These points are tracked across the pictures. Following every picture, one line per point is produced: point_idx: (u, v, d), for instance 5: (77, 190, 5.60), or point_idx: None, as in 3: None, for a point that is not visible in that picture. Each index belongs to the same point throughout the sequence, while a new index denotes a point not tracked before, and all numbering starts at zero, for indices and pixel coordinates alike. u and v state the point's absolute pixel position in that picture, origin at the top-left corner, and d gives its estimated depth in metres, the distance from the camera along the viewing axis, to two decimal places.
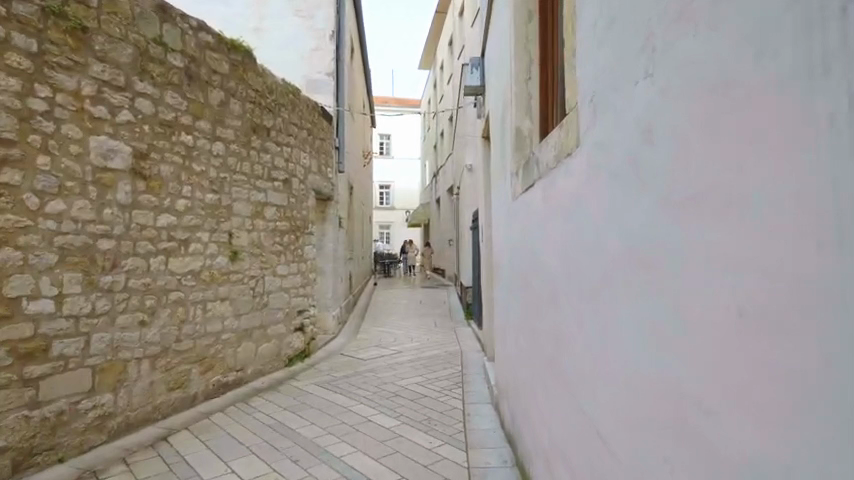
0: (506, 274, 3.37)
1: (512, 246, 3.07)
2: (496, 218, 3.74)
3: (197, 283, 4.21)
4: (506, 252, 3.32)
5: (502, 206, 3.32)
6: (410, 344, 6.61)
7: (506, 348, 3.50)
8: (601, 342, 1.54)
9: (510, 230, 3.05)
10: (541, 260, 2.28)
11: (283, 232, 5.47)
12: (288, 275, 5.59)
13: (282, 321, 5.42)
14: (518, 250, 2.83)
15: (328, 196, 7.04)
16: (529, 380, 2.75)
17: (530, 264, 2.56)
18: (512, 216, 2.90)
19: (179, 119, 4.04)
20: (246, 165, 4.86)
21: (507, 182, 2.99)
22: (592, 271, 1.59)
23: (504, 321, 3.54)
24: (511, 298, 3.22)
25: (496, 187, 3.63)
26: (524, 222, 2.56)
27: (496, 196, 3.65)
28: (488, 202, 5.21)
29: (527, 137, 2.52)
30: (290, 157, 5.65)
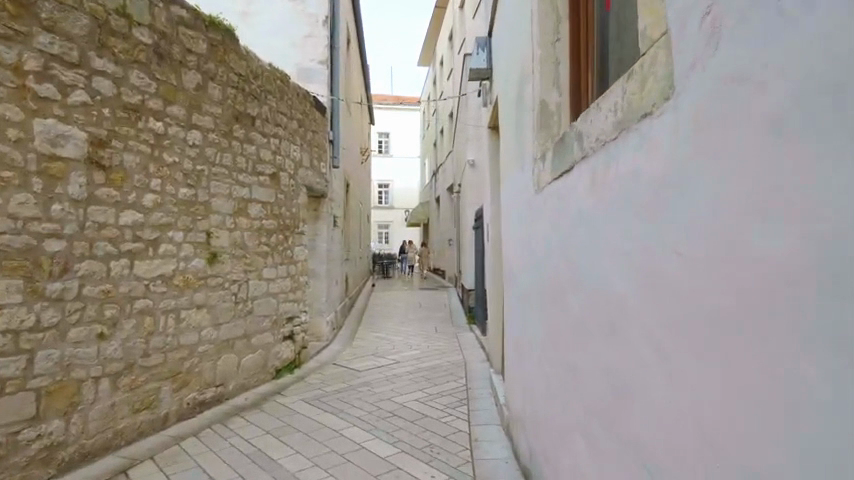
0: (517, 273, 2.99)
1: (523, 241, 2.68)
2: (508, 214, 3.23)
3: (168, 289, 3.72)
4: (516, 248, 2.93)
5: (513, 197, 2.91)
6: (410, 353, 6.11)
7: (517, 355, 3.13)
8: (652, 363, 1.19)
9: (522, 223, 2.67)
10: (562, 257, 1.92)
11: (270, 232, 4.97)
12: (276, 279, 5.10)
13: (268, 329, 4.93)
14: (532, 245, 2.45)
15: (321, 193, 6.55)
16: (535, 383, 2.61)
17: (545, 262, 2.20)
18: (526, 206, 2.51)
19: (147, 103, 3.56)
20: (227, 157, 4.38)
21: (521, 170, 2.57)
22: (641, 271, 1.22)
23: (515, 325, 3.17)
24: (522, 300, 2.85)
25: (507, 179, 3.20)
26: (541, 212, 2.18)
27: (505, 187, 3.25)
28: (494, 199, 4.72)
29: (555, 115, 2.03)
30: (277, 149, 5.16)
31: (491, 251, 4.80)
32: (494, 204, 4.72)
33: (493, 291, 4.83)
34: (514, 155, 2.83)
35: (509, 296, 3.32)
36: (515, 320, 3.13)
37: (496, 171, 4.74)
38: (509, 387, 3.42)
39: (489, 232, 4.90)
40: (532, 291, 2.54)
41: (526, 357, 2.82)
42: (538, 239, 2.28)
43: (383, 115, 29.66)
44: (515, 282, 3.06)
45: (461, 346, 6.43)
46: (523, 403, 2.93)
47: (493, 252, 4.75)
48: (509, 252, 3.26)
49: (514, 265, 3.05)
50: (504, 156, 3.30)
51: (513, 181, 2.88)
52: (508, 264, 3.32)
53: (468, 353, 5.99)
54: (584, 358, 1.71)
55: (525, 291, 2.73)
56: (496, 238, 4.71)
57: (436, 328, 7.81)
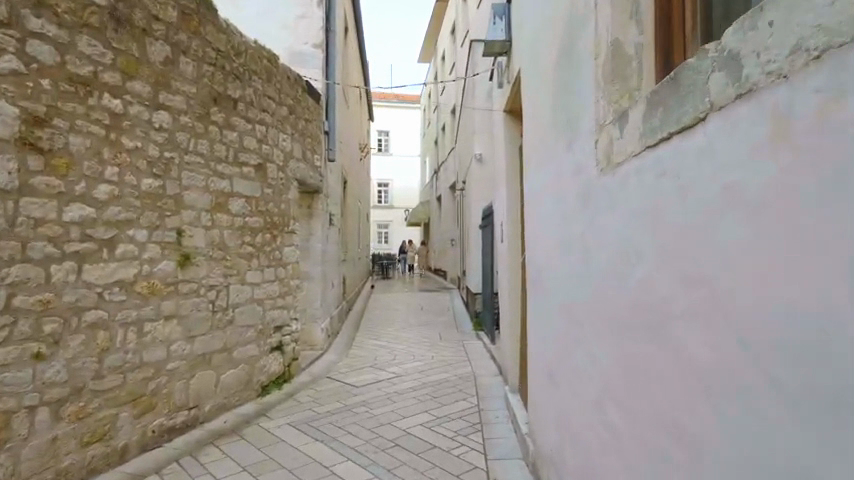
0: (543, 271, 2.62)
1: (554, 233, 2.32)
2: (540, 205, 2.63)
3: (128, 297, 3.15)
4: (543, 243, 2.57)
5: (543, 187, 2.53)
6: (413, 364, 5.53)
7: (541, 365, 2.75)
8: (750, 353, 0.89)
9: (553, 214, 2.31)
10: (607, 244, 1.58)
11: (255, 230, 4.39)
12: (262, 283, 4.52)
13: (253, 340, 4.35)
14: (565, 236, 2.10)
15: (315, 188, 5.98)
16: (564, 397, 2.25)
17: (584, 253, 1.85)
18: (560, 192, 2.15)
19: (100, 76, 2.99)
20: (203, 144, 3.80)
21: (557, 150, 2.18)
22: (758, 247, 0.85)
23: (539, 334, 2.80)
24: (549, 301, 2.48)
25: (534, 167, 2.75)
26: (581, 194, 1.84)
27: (530, 179, 2.89)
28: (511, 195, 4.14)
29: (631, 60, 1.49)
30: (264, 137, 4.58)
31: (506, 255, 4.24)
32: (511, 200, 4.13)
33: (507, 298, 4.27)
34: (549, 132, 2.35)
35: (532, 300, 2.95)
36: (539, 327, 2.76)
37: (514, 162, 4.16)
38: (532, 402, 3.02)
39: (504, 233, 4.34)
40: (564, 291, 2.18)
41: (554, 366, 2.45)
42: (576, 227, 1.93)
43: (383, 113, 29.06)
44: (540, 283, 2.70)
45: (468, 357, 5.85)
46: (553, 433, 2.44)
47: (508, 255, 4.16)
48: (533, 252, 2.90)
49: (540, 264, 2.69)
50: (528, 144, 2.94)
51: (545, 164, 2.44)
52: (531, 266, 2.96)
53: (477, 365, 5.41)
54: (641, 365, 1.37)
55: (555, 290, 2.37)
56: (515, 239, 4.13)
57: (440, 335, 7.23)
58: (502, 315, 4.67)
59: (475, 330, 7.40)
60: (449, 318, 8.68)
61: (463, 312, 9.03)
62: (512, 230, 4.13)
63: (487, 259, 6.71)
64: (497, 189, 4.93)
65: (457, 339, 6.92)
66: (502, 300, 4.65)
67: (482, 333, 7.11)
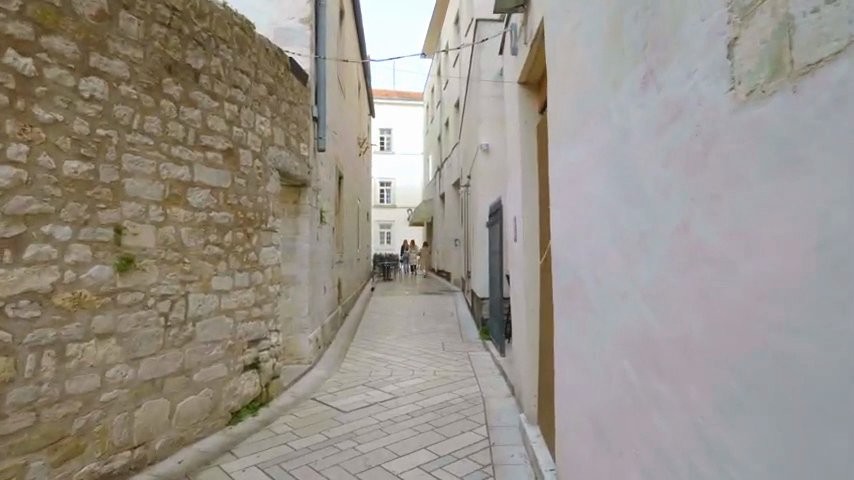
0: (581, 276, 1.95)
1: (605, 224, 1.64)
2: (579, 184, 1.92)
3: (43, 313, 2.46)
4: (584, 238, 1.88)
5: (585, 159, 1.85)
6: (412, 381, 4.82)
7: (574, 398, 2.09)
8: None
9: (605, 197, 1.63)
10: (740, 233, 0.89)
11: (223, 228, 3.69)
12: (232, 291, 3.82)
13: (221, 359, 3.65)
14: (627, 226, 1.43)
15: (301, 181, 5.29)
16: (616, 452, 1.58)
17: (669, 252, 1.17)
18: (621, 161, 1.47)
19: (1, 26, 2.31)
20: (153, 122, 3.11)
21: (618, 97, 1.48)
22: None
23: (572, 358, 2.13)
24: (594, 317, 1.81)
25: (572, 134, 2.03)
26: (668, 160, 1.16)
27: (562, 154, 2.19)
28: (529, 184, 3.40)
29: None
30: (235, 118, 3.88)
31: (521, 257, 3.51)
32: (529, 190, 3.39)
33: (522, 307, 3.56)
34: (600, 79, 1.65)
35: (561, 312, 2.29)
36: (573, 348, 2.09)
37: (532, 145, 3.43)
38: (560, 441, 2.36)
39: (519, 232, 3.61)
40: (621, 307, 1.50)
41: (597, 406, 1.77)
42: (652, 211, 1.25)
43: (384, 110, 28.37)
44: (576, 292, 2.02)
45: (475, 372, 5.13)
46: None
47: (525, 257, 3.43)
48: (563, 249, 2.22)
49: (576, 265, 2.01)
50: (559, 108, 2.24)
51: (592, 125, 1.74)
52: (561, 268, 2.28)
53: (485, 383, 4.69)
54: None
55: (602, 305, 1.69)
56: (533, 237, 3.40)
57: (443, 345, 6.51)
58: (516, 323, 3.99)
59: (481, 339, 6.67)
60: (453, 325, 7.95)
61: (467, 318, 8.31)
62: (531, 226, 3.39)
63: (496, 260, 5.99)
64: (509, 179, 4.20)
65: (462, 350, 6.20)
66: (516, 306, 3.96)
67: (490, 342, 6.39)
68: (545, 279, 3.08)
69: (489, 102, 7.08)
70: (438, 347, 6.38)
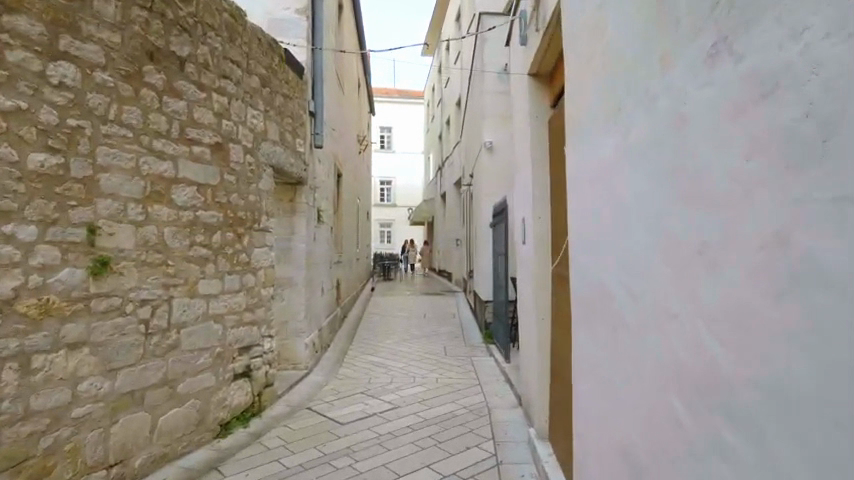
0: (608, 283, 1.72)
1: (643, 225, 1.40)
2: (609, 181, 1.68)
3: (4, 321, 2.22)
4: (613, 240, 1.65)
5: (617, 150, 1.61)
6: (413, 389, 4.58)
7: (597, 415, 1.88)
8: None
9: (644, 194, 1.39)
10: None
11: (211, 228, 3.45)
12: (221, 295, 3.57)
13: (209, 368, 3.41)
14: (678, 230, 1.19)
15: (296, 178, 5.05)
16: None
17: (748, 267, 0.93)
18: (671, 151, 1.23)
19: None
20: (133, 113, 2.86)
21: (668, 75, 1.24)
22: None
23: (595, 371, 1.91)
24: (625, 331, 1.58)
25: (600, 123, 1.79)
26: (751, 152, 0.91)
27: (585, 144, 1.95)
28: (540, 182, 3.16)
29: None
30: (224, 111, 3.63)
31: (530, 260, 3.28)
32: (541, 188, 3.15)
33: (531, 313, 3.34)
34: (641, 56, 1.40)
35: (582, 319, 2.06)
36: (596, 361, 1.88)
37: (543, 140, 3.18)
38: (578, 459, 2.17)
39: (528, 234, 3.37)
40: (666, 323, 1.27)
41: (632, 439, 1.54)
42: (721, 214, 1.01)
43: (384, 108, 28.13)
44: (602, 299, 1.79)
45: (479, 379, 4.88)
46: None
47: (534, 261, 3.20)
48: (585, 250, 1.99)
49: (602, 270, 1.78)
50: (582, 93, 2.00)
51: (630, 111, 1.49)
52: (582, 270, 2.05)
53: (490, 391, 4.44)
54: None
55: (638, 318, 1.46)
56: (543, 239, 3.16)
57: (445, 349, 6.26)
58: (524, 329, 3.77)
59: (485, 343, 6.43)
60: (455, 328, 7.70)
61: (470, 321, 8.06)
62: (541, 227, 3.15)
63: (501, 261, 5.74)
64: (516, 177, 3.96)
65: (465, 355, 5.95)
66: (523, 310, 3.74)
67: (494, 347, 6.15)
68: (558, 284, 2.85)
69: (492, 98, 6.84)
70: (441, 351, 6.13)
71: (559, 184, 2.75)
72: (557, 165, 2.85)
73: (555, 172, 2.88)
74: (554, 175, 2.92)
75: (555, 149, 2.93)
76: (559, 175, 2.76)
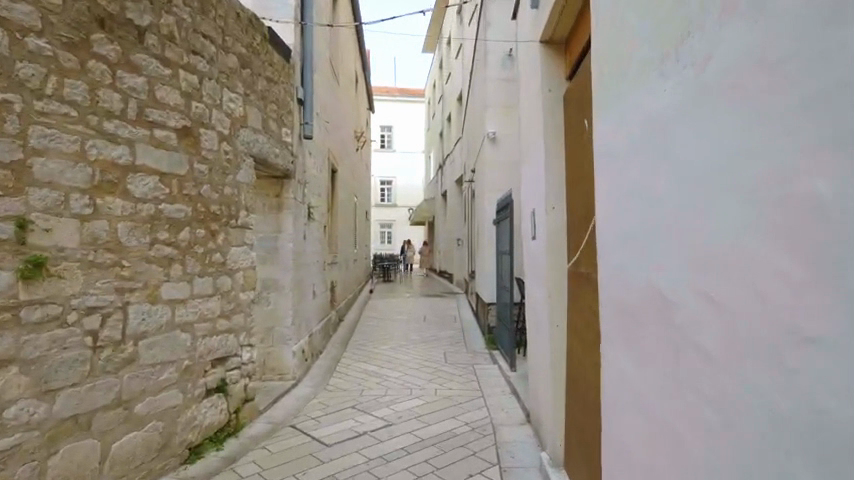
0: (669, 281, 1.32)
1: (736, 198, 1.00)
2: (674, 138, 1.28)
3: None
4: (677, 225, 1.25)
5: (688, 103, 1.20)
6: (409, 402, 4.15)
7: (641, 444, 1.50)
8: None
9: (740, 157, 0.98)
10: None
11: (177, 225, 3.02)
12: (191, 301, 3.15)
13: (174, 384, 2.98)
14: (815, 194, 0.80)
15: (283, 171, 4.62)
16: None
17: None
18: (802, 82, 0.81)
19: None
20: (77, 88, 2.44)
21: None
22: None
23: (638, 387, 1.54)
24: (694, 343, 1.19)
25: (661, 71, 1.37)
26: None
27: (633, 105, 1.54)
28: (554, 169, 2.72)
29: None
30: (194, 90, 3.20)
31: (542, 259, 2.85)
32: (555, 175, 2.71)
33: (543, 319, 2.91)
34: None
35: (621, 322, 1.68)
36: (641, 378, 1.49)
37: (558, 120, 2.75)
38: None
39: (539, 229, 2.94)
40: (779, 340, 0.87)
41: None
42: None
43: (384, 106, 27.72)
44: (656, 301, 1.40)
45: (483, 391, 4.45)
46: None
47: (545, 260, 2.76)
48: (630, 240, 1.59)
49: (658, 263, 1.39)
50: (629, 40, 1.58)
51: (717, 42, 1.08)
52: (623, 263, 1.66)
53: (495, 406, 4.00)
54: None
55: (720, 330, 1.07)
56: (556, 234, 2.71)
57: (445, 356, 5.82)
58: (533, 336, 3.36)
59: (487, 349, 5.98)
60: (456, 332, 7.24)
61: (472, 325, 7.63)
62: (553, 220, 2.71)
63: (507, 261, 5.32)
64: (524, 166, 3.54)
65: (466, 362, 5.51)
66: (533, 314, 3.33)
67: (497, 353, 5.70)
68: (577, 286, 2.43)
69: (495, 87, 6.40)
70: (441, 359, 5.69)
71: (580, 167, 2.33)
72: (576, 146, 2.42)
73: (574, 154, 2.46)
74: (572, 158, 2.49)
75: (572, 128, 2.50)
76: (580, 157, 2.34)
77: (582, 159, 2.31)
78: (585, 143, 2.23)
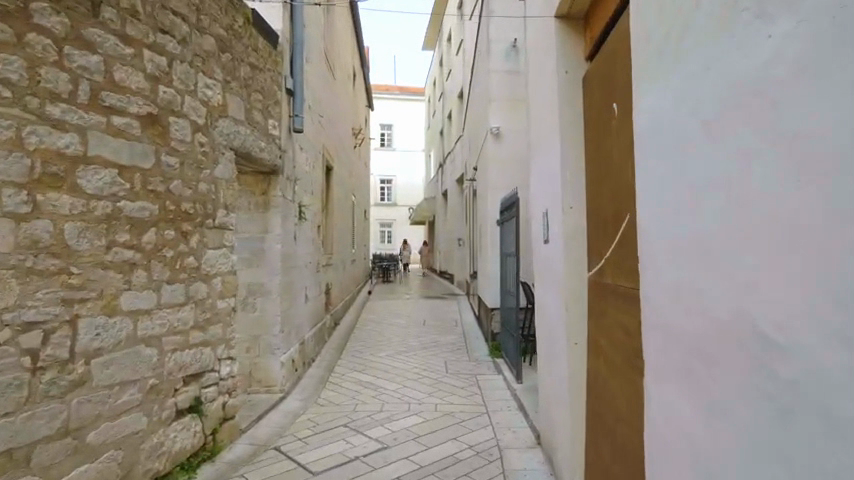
0: (766, 310, 0.93)
1: None
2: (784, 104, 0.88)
3: None
4: (795, 232, 0.85)
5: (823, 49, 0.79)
6: (407, 420, 3.78)
7: None
8: None
9: None
10: None
11: (140, 225, 2.65)
12: (158, 312, 2.77)
13: (136, 407, 2.61)
14: None
15: (270, 167, 4.26)
16: None
17: None
18: None
19: None
20: (11, 65, 2.08)
21: None
22: None
23: (698, 440, 1.19)
24: (817, 410, 0.81)
25: (755, 10, 0.97)
26: None
27: (708, 62, 1.13)
28: (572, 161, 2.35)
29: None
30: (161, 74, 2.83)
31: (557, 265, 2.48)
32: (573, 169, 2.34)
33: (558, 335, 2.54)
34: None
35: (670, 353, 1.33)
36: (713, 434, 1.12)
37: (577, 105, 2.37)
38: None
39: (554, 232, 2.56)
40: None
41: None
42: None
43: (385, 105, 27.37)
44: (732, 336, 1.04)
45: (487, 406, 4.07)
46: None
47: (562, 267, 2.39)
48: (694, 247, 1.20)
49: (737, 286, 1.02)
50: None
51: None
52: (674, 279, 1.31)
53: (501, 425, 3.62)
54: None
55: None
56: (575, 238, 2.34)
57: (446, 365, 5.44)
58: (545, 351, 2.99)
59: (491, 357, 5.60)
60: (458, 338, 6.87)
61: (475, 330, 7.25)
62: (572, 222, 2.34)
63: (512, 264, 4.94)
64: (534, 160, 3.16)
65: (469, 372, 5.14)
66: (545, 326, 2.97)
67: (502, 362, 5.33)
68: (602, 299, 2.06)
69: (499, 78, 6.01)
70: (442, 368, 5.32)
71: (608, 159, 1.96)
72: (601, 134, 2.04)
73: (598, 143, 2.09)
74: (596, 148, 2.12)
75: (596, 113, 2.13)
76: (606, 147, 1.97)
77: (609, 149, 1.94)
78: (615, 129, 1.86)
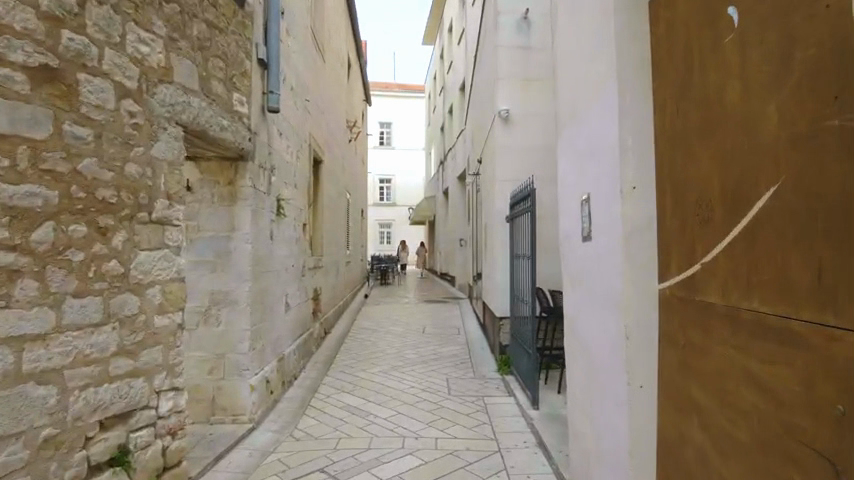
0: None
1: None
2: None
3: None
4: None
5: None
6: (401, 463, 3.03)
7: None
8: None
9: None
10: None
11: (26, 217, 1.92)
12: (60, 336, 2.04)
13: (19, 470, 1.88)
14: None
15: (238, 151, 3.54)
16: None
17: None
18: None
19: None
20: None
21: None
22: None
23: None
24: None
25: None
26: None
27: None
28: (634, 127, 1.68)
29: None
30: (64, 14, 2.10)
31: (609, 271, 1.79)
32: (636, 137, 1.66)
33: (607, 369, 1.84)
34: None
35: None
36: None
37: (643, 47, 1.70)
38: None
39: (602, 226, 1.87)
40: None
41: None
42: None
43: (383, 102, 26.67)
44: None
45: (500, 441, 3.34)
46: None
47: (620, 275, 1.69)
48: None
49: None
50: None
51: None
52: None
53: (518, 470, 2.89)
54: None
55: None
56: (638, 235, 1.64)
57: (449, 383, 4.70)
58: (581, 384, 2.30)
59: (500, 374, 4.85)
60: (462, 349, 6.12)
61: (480, 339, 6.52)
62: (633, 211, 1.65)
63: (527, 266, 4.22)
64: (565, 136, 2.48)
65: (476, 392, 4.38)
66: (581, 350, 2.27)
67: (513, 380, 4.59)
68: (692, 329, 1.35)
69: (507, 55, 5.27)
70: (445, 386, 4.57)
71: (709, 111, 1.28)
72: (692, 78, 1.37)
73: (686, 93, 1.40)
74: (680, 101, 1.44)
75: (679, 51, 1.45)
76: (706, 95, 1.29)
77: (713, 97, 1.26)
78: (728, 63, 1.18)
